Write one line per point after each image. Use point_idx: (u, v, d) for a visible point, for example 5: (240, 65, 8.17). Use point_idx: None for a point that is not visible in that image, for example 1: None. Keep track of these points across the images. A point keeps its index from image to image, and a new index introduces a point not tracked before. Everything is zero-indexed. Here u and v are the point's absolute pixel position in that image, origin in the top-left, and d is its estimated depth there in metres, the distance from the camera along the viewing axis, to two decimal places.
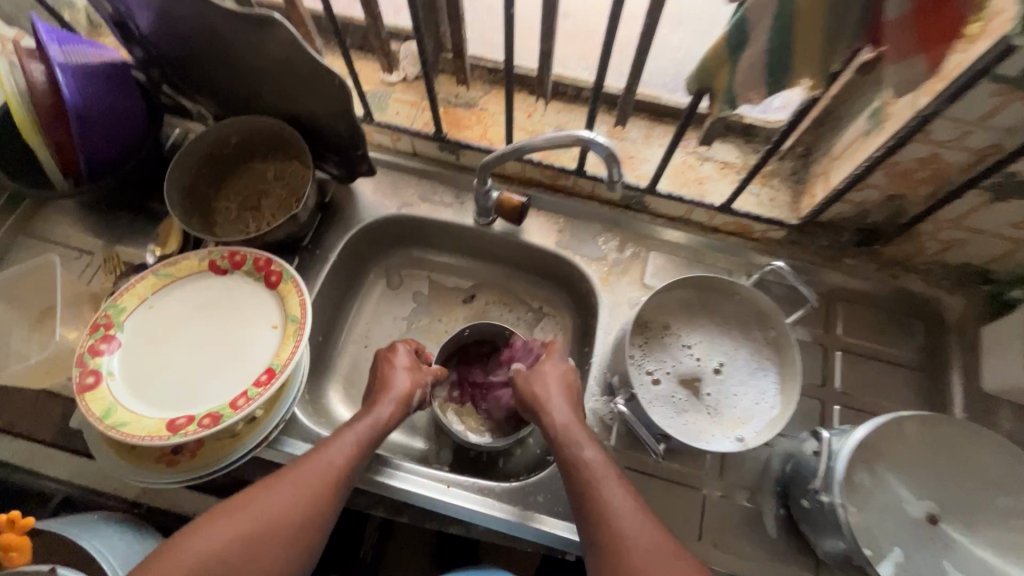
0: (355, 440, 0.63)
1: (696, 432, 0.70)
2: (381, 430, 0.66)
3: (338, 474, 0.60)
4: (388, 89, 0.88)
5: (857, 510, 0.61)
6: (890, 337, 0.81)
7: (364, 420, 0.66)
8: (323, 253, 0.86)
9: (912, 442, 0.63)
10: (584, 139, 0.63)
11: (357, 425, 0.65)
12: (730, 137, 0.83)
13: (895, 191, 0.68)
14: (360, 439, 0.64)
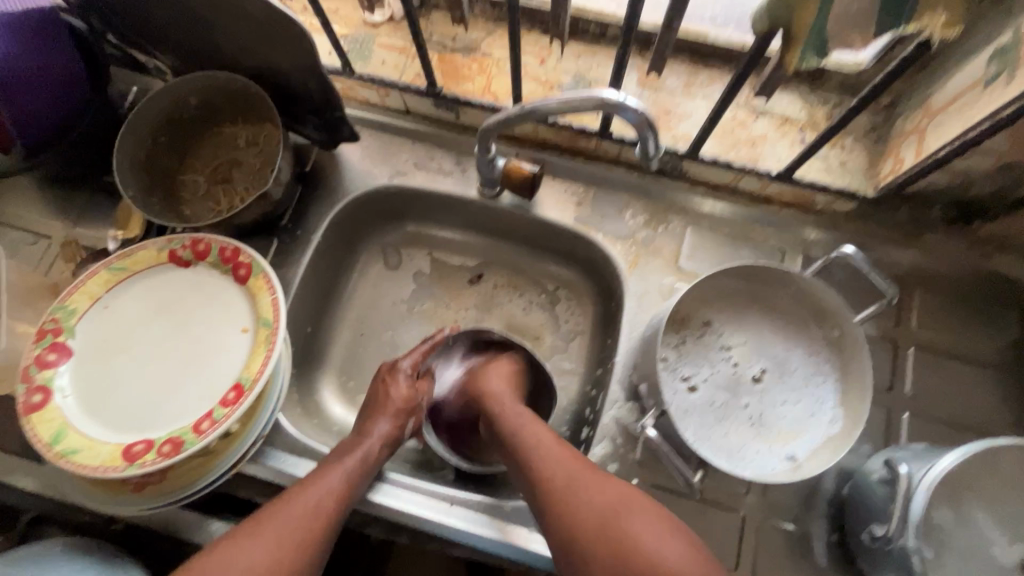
0: (345, 474, 0.57)
1: (741, 451, 0.59)
2: (372, 465, 0.60)
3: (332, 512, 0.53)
4: (372, 33, 0.73)
5: (937, 556, 0.50)
6: (977, 331, 0.68)
7: (354, 454, 0.59)
8: (305, 234, 0.75)
9: (1008, 474, 0.52)
10: (610, 103, 0.49)
11: (345, 459, 0.58)
12: (793, 84, 0.67)
13: (1016, 158, 0.52)
14: (350, 473, 0.57)
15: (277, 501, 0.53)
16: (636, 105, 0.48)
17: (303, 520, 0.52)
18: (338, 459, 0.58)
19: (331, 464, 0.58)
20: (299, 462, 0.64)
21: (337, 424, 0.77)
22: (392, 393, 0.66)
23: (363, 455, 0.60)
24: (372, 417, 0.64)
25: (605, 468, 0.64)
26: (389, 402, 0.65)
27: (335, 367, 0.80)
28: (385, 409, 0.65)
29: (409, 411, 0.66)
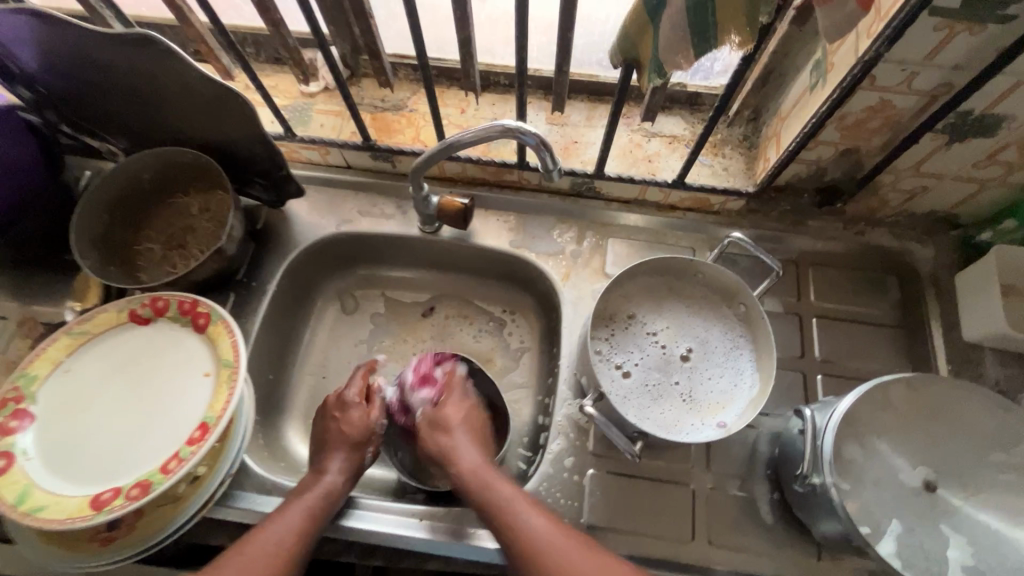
0: (311, 505, 0.60)
1: (676, 423, 0.65)
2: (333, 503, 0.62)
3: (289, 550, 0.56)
4: (309, 102, 0.82)
5: (852, 488, 0.57)
6: (869, 298, 0.77)
7: (314, 491, 0.62)
8: (260, 286, 0.80)
9: (896, 407, 0.60)
10: (512, 129, 0.58)
11: (304, 499, 0.61)
12: (675, 109, 0.79)
13: (849, 144, 0.64)
14: (310, 513, 0.60)
15: (239, 545, 0.55)
16: (532, 130, 0.58)
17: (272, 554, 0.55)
18: (301, 494, 0.61)
19: (291, 504, 0.60)
20: (269, 500, 0.66)
21: (306, 465, 0.79)
22: (354, 419, 0.69)
23: (326, 491, 0.62)
24: (328, 453, 0.67)
25: (562, 462, 0.69)
26: (341, 437, 0.67)
27: (300, 411, 0.82)
28: (344, 440, 0.67)
29: (364, 443, 0.68)
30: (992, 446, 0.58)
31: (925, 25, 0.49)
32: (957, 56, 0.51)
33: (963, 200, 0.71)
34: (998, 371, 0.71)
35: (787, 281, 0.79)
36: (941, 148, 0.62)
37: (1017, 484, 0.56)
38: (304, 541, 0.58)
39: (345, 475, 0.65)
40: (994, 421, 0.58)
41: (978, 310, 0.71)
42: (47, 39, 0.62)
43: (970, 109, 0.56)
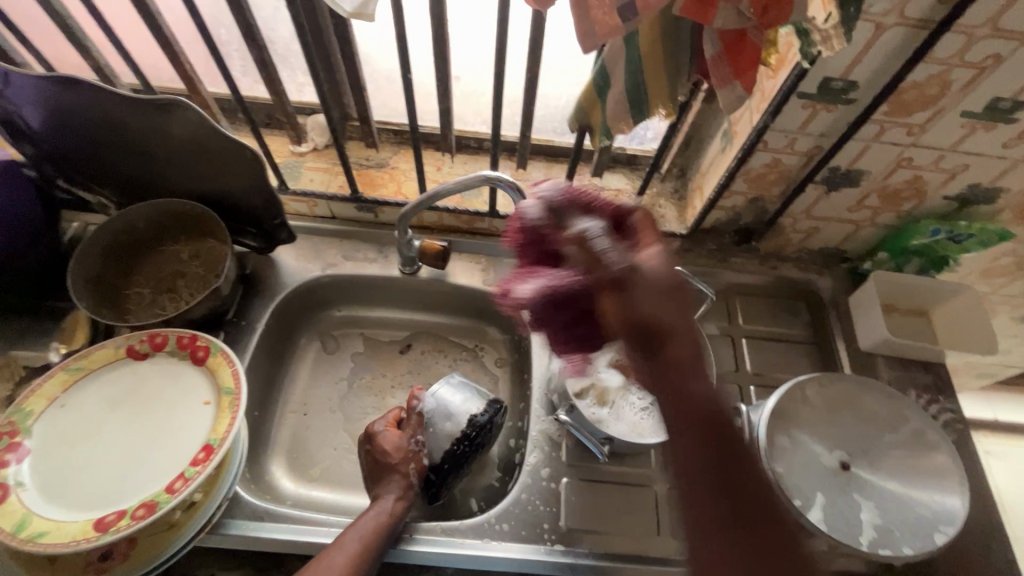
0: (373, 527, 0.64)
1: (637, 424, 0.75)
2: (386, 522, 0.65)
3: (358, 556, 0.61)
4: (299, 159, 0.92)
5: (784, 470, 0.67)
6: (785, 320, 0.92)
7: (369, 516, 0.65)
8: (248, 325, 0.85)
9: (813, 402, 0.72)
10: (490, 179, 0.70)
11: (363, 518, 0.65)
12: (618, 168, 0.95)
13: (755, 193, 0.81)
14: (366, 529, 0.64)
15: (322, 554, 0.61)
16: (508, 180, 0.70)
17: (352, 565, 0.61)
18: (360, 518, 0.65)
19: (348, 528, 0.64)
20: (262, 525, 0.68)
21: (291, 498, 0.81)
22: (383, 436, 0.71)
23: (384, 516, 0.66)
24: (385, 485, 0.69)
25: (540, 472, 0.76)
26: (382, 459, 0.70)
27: (284, 446, 0.85)
28: (391, 476, 0.70)
29: (407, 460, 0.71)
30: (887, 430, 0.71)
31: (796, 104, 0.66)
32: (821, 126, 0.69)
33: (847, 237, 0.89)
34: (889, 374, 0.86)
35: (718, 308, 0.93)
36: (822, 196, 0.80)
37: (908, 458, 0.70)
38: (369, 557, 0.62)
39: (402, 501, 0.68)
40: (889, 410, 0.72)
41: (868, 325, 0.87)
42: (69, 99, 0.69)
43: (838, 165, 0.74)
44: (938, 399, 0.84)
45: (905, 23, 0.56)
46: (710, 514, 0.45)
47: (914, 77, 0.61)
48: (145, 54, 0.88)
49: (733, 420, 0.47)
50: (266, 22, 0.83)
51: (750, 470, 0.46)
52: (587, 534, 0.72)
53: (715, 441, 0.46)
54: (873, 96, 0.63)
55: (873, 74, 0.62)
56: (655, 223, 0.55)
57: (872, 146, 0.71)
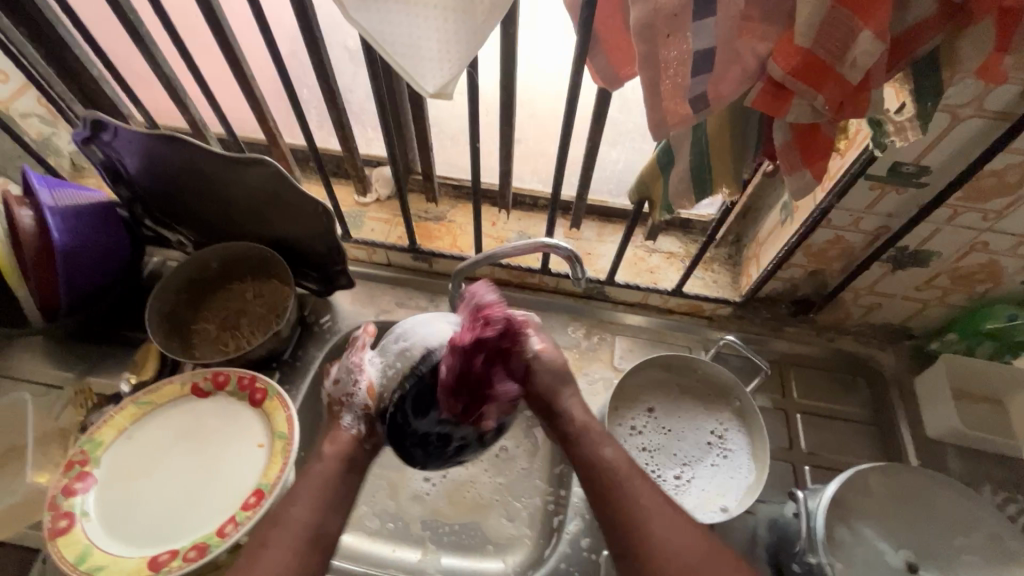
0: (333, 473, 0.59)
1: (684, 501, 0.72)
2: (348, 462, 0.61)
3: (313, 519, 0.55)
4: (363, 210, 0.96)
5: (843, 566, 0.64)
6: (843, 397, 0.88)
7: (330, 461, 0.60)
8: (302, 367, 0.88)
9: (877, 493, 0.68)
10: (548, 245, 0.71)
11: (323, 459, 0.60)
12: (672, 231, 0.95)
13: (815, 266, 0.79)
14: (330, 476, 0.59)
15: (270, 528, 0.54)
16: (564, 245, 0.71)
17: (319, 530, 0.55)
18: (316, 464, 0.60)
19: (316, 470, 0.59)
20: None
21: None
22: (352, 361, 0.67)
23: (337, 463, 0.60)
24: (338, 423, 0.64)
25: (580, 542, 0.77)
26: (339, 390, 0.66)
27: None
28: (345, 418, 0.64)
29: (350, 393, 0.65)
30: (959, 532, 0.66)
31: (863, 185, 0.65)
32: (888, 207, 0.67)
33: (912, 315, 0.85)
34: (960, 466, 0.80)
35: (771, 380, 0.90)
36: (887, 274, 0.77)
37: (983, 567, 0.64)
38: (334, 502, 0.57)
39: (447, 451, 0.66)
40: (966, 511, 0.66)
41: (936, 411, 0.82)
42: (166, 151, 0.76)
43: (906, 245, 0.72)
44: (1017, 498, 0.78)
45: (983, 115, 0.55)
46: (646, 536, 0.53)
47: (991, 166, 0.59)
48: (234, 108, 0.95)
49: (607, 469, 0.58)
50: (346, 85, 0.89)
51: (650, 485, 0.56)
52: None
53: (588, 479, 0.59)
54: (947, 182, 0.62)
55: (947, 161, 0.61)
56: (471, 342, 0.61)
57: (943, 229, 0.69)
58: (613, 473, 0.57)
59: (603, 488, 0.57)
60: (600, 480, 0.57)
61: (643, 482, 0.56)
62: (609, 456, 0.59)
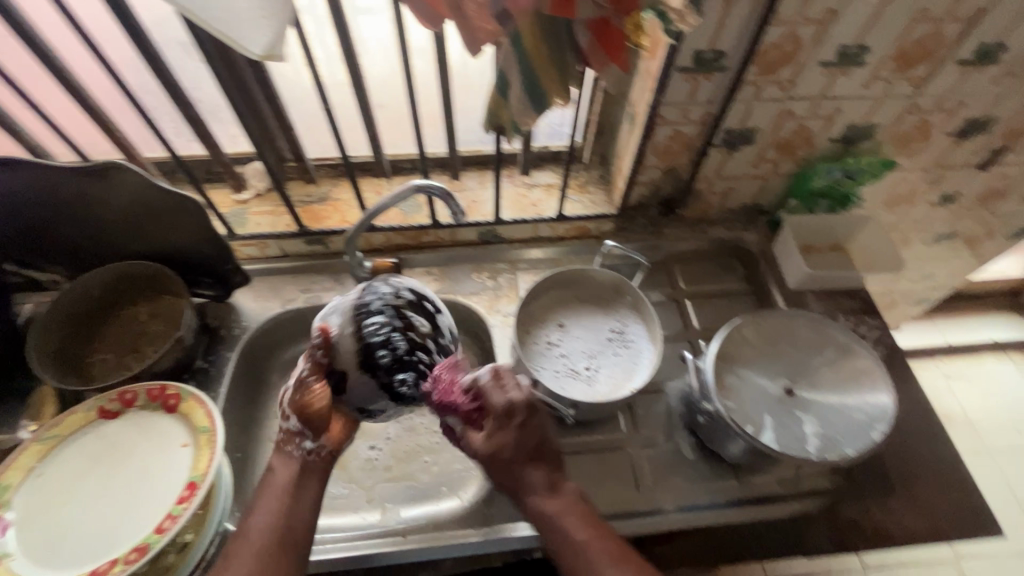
0: (288, 473, 0.66)
1: (599, 391, 0.80)
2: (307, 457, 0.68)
3: (274, 527, 0.60)
4: (243, 206, 0.95)
5: (735, 403, 0.74)
6: (722, 277, 1.00)
7: (286, 463, 0.67)
8: (217, 370, 0.87)
9: (750, 340, 0.79)
10: (419, 186, 0.74)
11: (282, 461, 0.67)
12: (547, 165, 1.02)
13: (668, 164, 0.89)
14: (290, 472, 0.66)
15: (229, 550, 0.59)
16: (437, 184, 0.74)
17: (269, 538, 0.60)
18: (280, 459, 0.68)
19: (273, 476, 0.66)
20: None
21: None
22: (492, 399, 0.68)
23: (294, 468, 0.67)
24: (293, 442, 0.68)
25: None
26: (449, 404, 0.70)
27: None
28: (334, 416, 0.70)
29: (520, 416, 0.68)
30: (818, 352, 0.78)
31: (680, 78, 0.74)
32: (705, 94, 0.77)
33: (760, 192, 0.97)
34: (821, 306, 0.94)
35: (660, 277, 1.00)
36: (726, 157, 0.88)
37: (841, 370, 0.76)
38: (293, 501, 0.63)
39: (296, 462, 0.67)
40: (816, 333, 0.79)
41: (791, 266, 0.95)
42: (5, 180, 0.72)
43: (732, 127, 0.82)
44: (869, 319, 0.91)
45: None
46: None
47: (770, 39, 0.70)
48: (77, 130, 0.91)
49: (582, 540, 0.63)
50: (189, 80, 0.87)
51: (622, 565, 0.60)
52: None
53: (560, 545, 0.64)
54: (741, 59, 0.72)
55: (736, 41, 0.71)
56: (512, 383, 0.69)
57: (754, 104, 0.79)
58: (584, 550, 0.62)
59: (566, 556, 0.62)
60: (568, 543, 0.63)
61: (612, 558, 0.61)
62: (573, 519, 0.65)
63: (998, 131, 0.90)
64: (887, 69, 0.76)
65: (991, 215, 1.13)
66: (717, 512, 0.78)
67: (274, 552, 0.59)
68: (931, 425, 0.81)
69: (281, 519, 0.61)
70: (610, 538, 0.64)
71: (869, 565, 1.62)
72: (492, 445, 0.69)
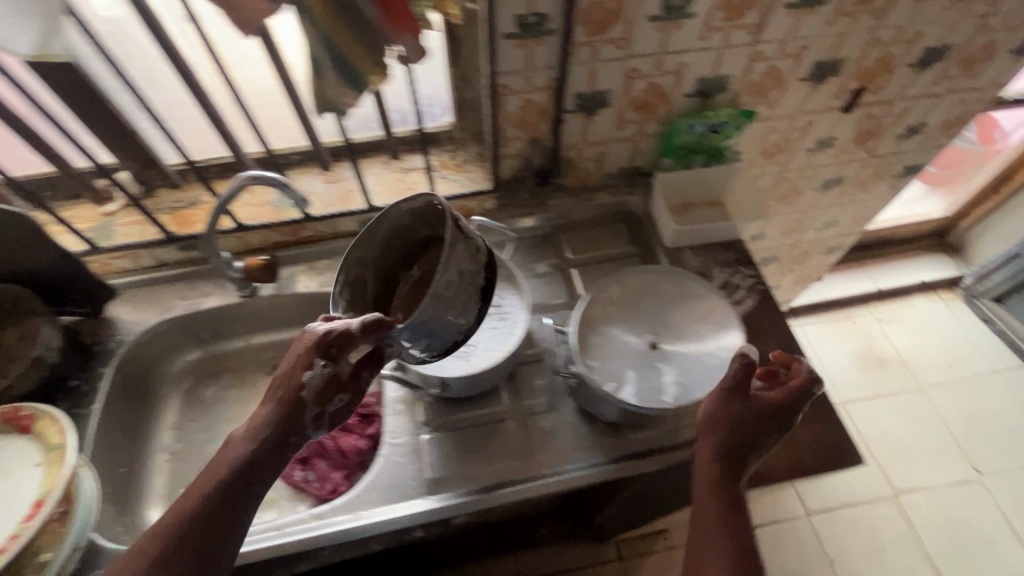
0: (247, 449, 0.60)
1: (473, 365, 0.80)
2: (268, 435, 0.61)
3: (216, 507, 0.56)
4: (110, 218, 0.93)
5: (599, 362, 0.75)
6: (608, 242, 1.01)
7: (243, 436, 0.61)
8: (91, 386, 0.85)
9: (614, 300, 0.81)
10: (247, 177, 0.72)
11: (245, 431, 0.62)
12: (424, 148, 1.01)
13: (530, 134, 0.89)
14: (258, 445, 0.61)
15: (169, 513, 0.56)
16: (262, 173, 0.72)
17: (204, 515, 0.56)
18: (249, 426, 0.62)
19: (227, 450, 0.60)
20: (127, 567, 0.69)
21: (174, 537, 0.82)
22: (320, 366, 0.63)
23: (265, 443, 0.61)
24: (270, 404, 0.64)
25: (398, 436, 0.82)
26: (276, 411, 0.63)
27: (160, 493, 0.86)
28: (302, 395, 0.63)
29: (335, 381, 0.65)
30: (679, 306, 0.80)
31: (510, 44, 0.74)
32: (541, 58, 0.77)
33: (634, 154, 0.98)
34: (699, 260, 0.95)
35: (547, 248, 1.01)
36: (587, 121, 0.89)
37: (700, 321, 0.78)
38: (241, 480, 0.58)
39: (255, 439, 0.61)
40: (676, 289, 0.82)
41: (666, 224, 0.96)
42: None
43: (581, 91, 0.83)
44: (743, 268, 0.92)
45: None
46: None
47: None
48: None
49: (738, 517, 0.60)
50: None
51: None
52: (450, 480, 0.77)
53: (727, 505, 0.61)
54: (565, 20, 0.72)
55: (555, 4, 0.70)
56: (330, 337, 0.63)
57: (597, 66, 0.80)
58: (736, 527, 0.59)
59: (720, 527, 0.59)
60: (723, 507, 0.61)
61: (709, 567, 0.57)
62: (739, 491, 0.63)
63: (850, 72, 0.92)
64: (718, 19, 0.77)
65: (871, 156, 1.16)
66: (591, 473, 0.78)
67: (203, 534, 0.55)
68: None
69: (209, 504, 0.56)
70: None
71: (811, 508, 1.68)
72: (291, 386, 0.63)
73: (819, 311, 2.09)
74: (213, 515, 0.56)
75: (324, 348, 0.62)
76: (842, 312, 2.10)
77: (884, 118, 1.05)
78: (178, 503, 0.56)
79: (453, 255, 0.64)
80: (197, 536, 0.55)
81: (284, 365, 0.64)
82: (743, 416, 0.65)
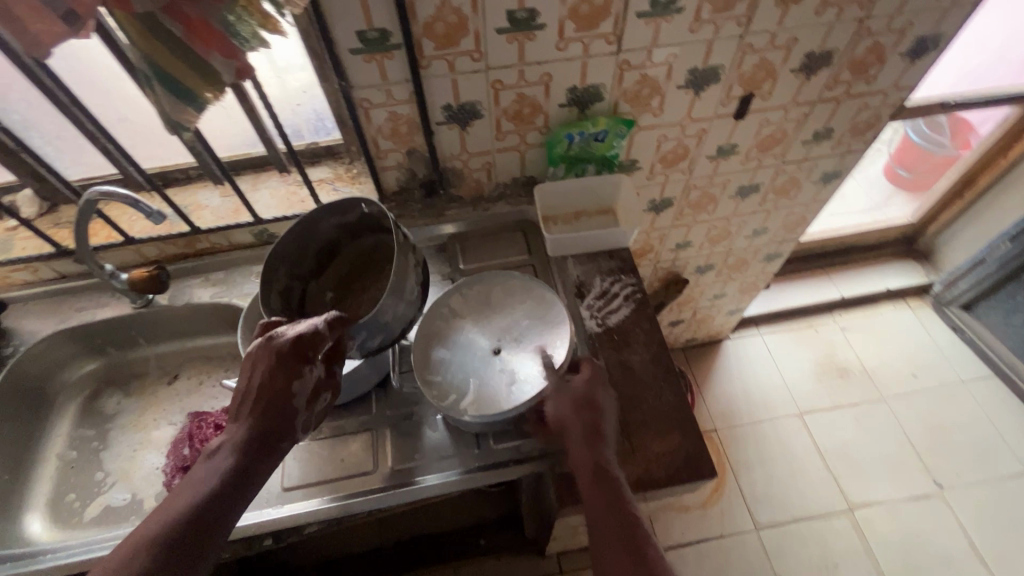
0: (222, 466, 0.61)
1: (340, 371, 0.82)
2: (244, 449, 0.62)
3: (180, 528, 0.56)
4: (12, 233, 0.96)
5: (441, 376, 0.78)
6: (501, 251, 1.02)
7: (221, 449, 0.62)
8: None
9: (459, 312, 0.84)
10: (97, 192, 0.76)
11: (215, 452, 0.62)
12: (321, 161, 1.03)
13: (406, 145, 0.90)
14: (224, 466, 0.61)
15: (130, 538, 0.55)
16: (107, 189, 0.76)
17: (169, 534, 0.55)
18: (216, 447, 0.63)
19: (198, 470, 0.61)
20: None
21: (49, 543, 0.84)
22: (287, 378, 0.65)
23: (235, 459, 0.62)
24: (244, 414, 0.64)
25: None
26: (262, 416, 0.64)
27: (43, 500, 0.88)
28: (273, 406, 0.64)
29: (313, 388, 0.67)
30: (524, 308, 0.83)
31: (359, 58, 0.75)
32: (395, 72, 0.78)
33: (523, 164, 0.99)
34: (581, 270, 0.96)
35: (441, 258, 1.02)
36: (462, 132, 0.89)
37: (540, 322, 0.81)
38: (209, 497, 0.58)
39: (238, 451, 0.62)
40: (521, 292, 0.84)
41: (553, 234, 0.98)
42: None
43: (447, 103, 0.84)
44: (623, 277, 0.94)
45: None
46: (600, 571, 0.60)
47: (426, 11, 0.71)
48: None
49: (610, 473, 0.66)
50: None
51: (614, 529, 0.61)
52: (304, 489, 0.78)
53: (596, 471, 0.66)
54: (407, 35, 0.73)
55: (394, 18, 0.72)
56: (307, 341, 0.65)
57: (456, 78, 0.81)
58: (609, 477, 0.65)
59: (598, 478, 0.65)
60: (591, 469, 0.66)
61: (608, 506, 0.63)
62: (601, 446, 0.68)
63: (731, 78, 0.91)
64: (570, 29, 0.78)
65: (783, 162, 1.14)
66: (445, 482, 0.77)
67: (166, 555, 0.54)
68: (669, 379, 0.83)
69: (192, 515, 0.57)
70: (633, 548, 0.59)
71: (760, 522, 1.64)
72: (264, 402, 0.64)
73: (781, 321, 2.06)
74: (198, 526, 0.57)
75: (300, 353, 0.65)
76: (805, 321, 2.05)
77: (785, 123, 1.04)
78: (141, 527, 0.56)
79: (403, 259, 0.72)
80: (186, 543, 0.55)
81: (252, 378, 0.65)
82: (573, 407, 0.71)
